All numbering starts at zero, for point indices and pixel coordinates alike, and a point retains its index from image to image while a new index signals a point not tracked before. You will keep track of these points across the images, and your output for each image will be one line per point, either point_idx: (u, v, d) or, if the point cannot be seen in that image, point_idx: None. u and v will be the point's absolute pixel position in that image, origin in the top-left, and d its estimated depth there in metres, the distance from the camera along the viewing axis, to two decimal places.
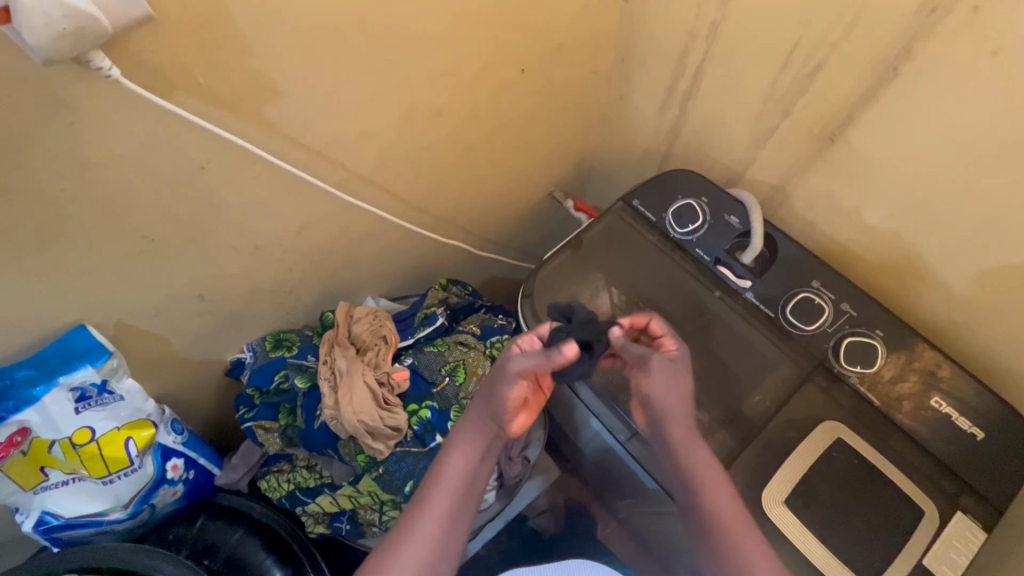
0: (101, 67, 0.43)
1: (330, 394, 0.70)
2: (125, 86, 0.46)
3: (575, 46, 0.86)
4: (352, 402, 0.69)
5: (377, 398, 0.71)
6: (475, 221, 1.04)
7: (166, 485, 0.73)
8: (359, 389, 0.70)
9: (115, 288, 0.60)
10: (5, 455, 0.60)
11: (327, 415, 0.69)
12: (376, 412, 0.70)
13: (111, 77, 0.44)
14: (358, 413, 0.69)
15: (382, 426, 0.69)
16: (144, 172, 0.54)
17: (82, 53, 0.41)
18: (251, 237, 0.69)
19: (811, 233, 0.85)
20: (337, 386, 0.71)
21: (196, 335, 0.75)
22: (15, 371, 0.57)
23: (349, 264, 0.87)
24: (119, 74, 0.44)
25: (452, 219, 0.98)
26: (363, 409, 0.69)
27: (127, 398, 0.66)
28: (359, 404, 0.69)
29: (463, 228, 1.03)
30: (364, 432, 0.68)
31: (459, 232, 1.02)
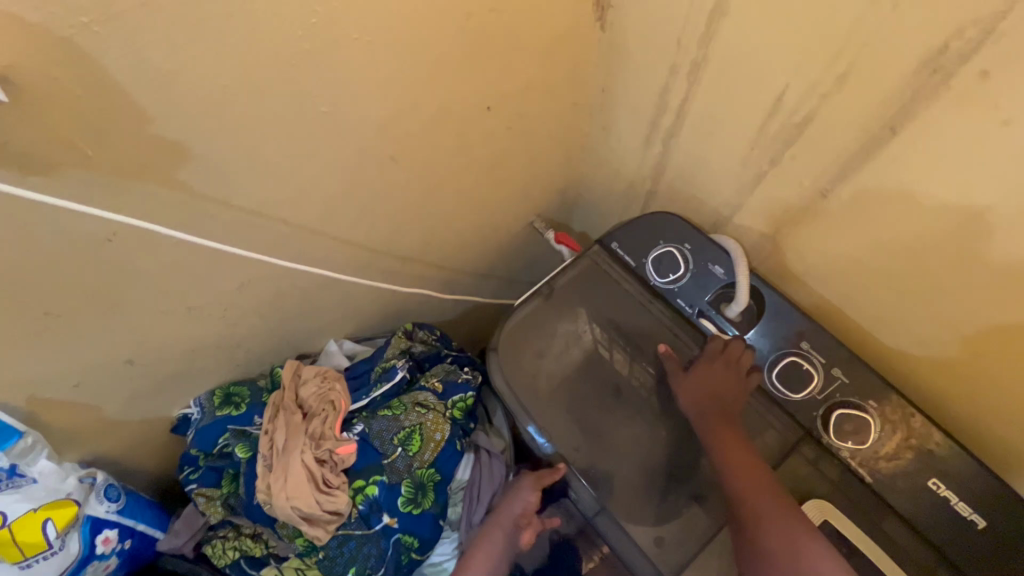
0: None
1: (268, 474, 0.70)
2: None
3: (547, 79, 0.79)
4: (285, 488, 0.68)
5: (314, 482, 0.69)
6: (448, 259, 0.98)
7: (96, 560, 0.69)
8: (291, 472, 0.68)
9: (21, 366, 0.55)
10: None
11: (260, 500, 0.69)
12: (312, 498, 0.68)
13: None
14: (291, 499, 0.68)
15: (319, 512, 0.68)
16: (36, 250, 0.48)
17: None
18: (182, 299, 0.63)
19: (803, 286, 0.78)
20: (274, 466, 0.70)
21: (129, 400, 0.69)
22: None
23: (303, 314, 0.81)
24: None
25: (421, 259, 0.92)
26: (296, 494, 0.68)
27: (41, 479, 0.63)
28: (292, 490, 0.68)
29: (434, 267, 0.96)
30: (298, 519, 0.67)
31: (430, 271, 0.96)
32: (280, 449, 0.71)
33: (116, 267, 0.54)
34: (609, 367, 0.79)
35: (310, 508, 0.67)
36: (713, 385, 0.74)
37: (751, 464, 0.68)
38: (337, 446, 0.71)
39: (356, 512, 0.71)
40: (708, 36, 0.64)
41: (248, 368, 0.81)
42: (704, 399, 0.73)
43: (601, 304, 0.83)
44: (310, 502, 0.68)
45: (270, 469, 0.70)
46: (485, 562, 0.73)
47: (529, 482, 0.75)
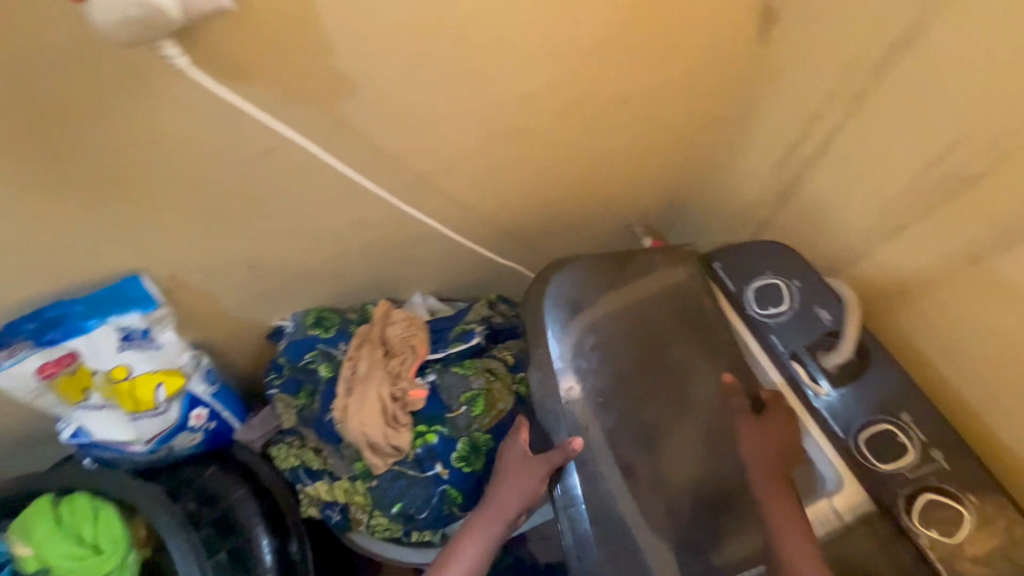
0: (167, 55, 0.42)
1: (345, 397, 0.75)
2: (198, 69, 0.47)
3: (691, 85, 0.77)
4: (360, 413, 0.73)
5: (386, 415, 0.74)
6: (543, 242, 0.99)
7: (187, 431, 0.77)
8: (369, 402, 0.74)
9: (173, 246, 0.63)
10: (51, 374, 0.64)
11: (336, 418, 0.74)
12: (382, 429, 0.73)
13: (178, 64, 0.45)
14: (363, 425, 0.73)
15: (384, 443, 0.73)
16: (212, 146, 0.54)
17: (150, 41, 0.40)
18: (308, 222, 0.69)
19: (919, 356, 0.72)
20: (353, 391, 0.75)
21: (243, 300, 0.77)
22: (70, 306, 0.62)
23: (402, 262, 0.86)
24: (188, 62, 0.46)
25: (519, 237, 0.93)
26: (369, 422, 0.73)
27: (164, 347, 0.71)
28: (366, 418, 0.73)
29: (529, 249, 0.98)
30: (366, 444, 0.73)
31: (524, 251, 0.98)
32: (359, 377, 0.75)
33: (267, 177, 0.60)
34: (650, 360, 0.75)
35: (378, 439, 0.73)
36: (777, 442, 0.71)
37: (797, 523, 0.65)
38: (410, 388, 0.75)
39: (413, 455, 0.74)
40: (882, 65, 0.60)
41: (343, 299, 0.87)
42: (761, 450, 0.71)
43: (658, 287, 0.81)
44: (379, 433, 0.73)
45: (347, 393, 0.75)
46: (481, 538, 0.69)
47: (539, 462, 0.68)
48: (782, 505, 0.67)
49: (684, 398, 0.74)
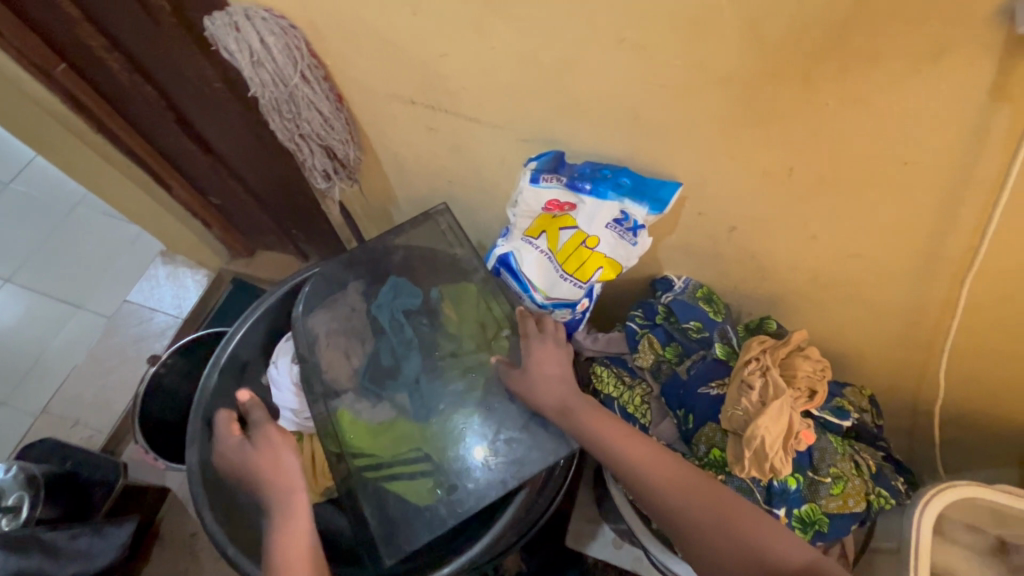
0: None
1: (748, 400, 0.69)
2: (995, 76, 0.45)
3: None
4: (761, 416, 0.67)
5: (781, 434, 0.67)
6: (946, 398, 0.84)
7: (570, 311, 0.81)
8: (772, 412, 0.67)
9: (718, 178, 0.67)
10: (551, 210, 0.76)
11: (731, 404, 0.71)
12: (775, 445, 0.67)
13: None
14: (764, 427, 0.66)
15: (768, 458, 0.67)
16: (873, 132, 0.54)
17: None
18: (822, 229, 0.67)
19: None
20: (753, 391, 0.70)
21: (684, 244, 0.81)
22: (618, 174, 0.70)
23: (819, 310, 0.81)
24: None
25: (936, 379, 0.80)
26: (769, 430, 0.66)
27: (636, 247, 0.74)
28: (771, 426, 0.66)
29: (922, 387, 0.84)
30: (753, 447, 0.66)
31: (916, 387, 0.84)
32: (767, 391, 0.70)
33: (862, 179, 0.59)
34: (415, 253, 0.84)
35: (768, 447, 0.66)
36: (552, 365, 0.73)
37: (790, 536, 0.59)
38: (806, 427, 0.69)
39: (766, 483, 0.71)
40: None
41: (733, 296, 0.86)
42: (675, 475, 0.64)
43: (434, 276, 0.82)
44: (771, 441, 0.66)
45: (755, 397, 0.69)
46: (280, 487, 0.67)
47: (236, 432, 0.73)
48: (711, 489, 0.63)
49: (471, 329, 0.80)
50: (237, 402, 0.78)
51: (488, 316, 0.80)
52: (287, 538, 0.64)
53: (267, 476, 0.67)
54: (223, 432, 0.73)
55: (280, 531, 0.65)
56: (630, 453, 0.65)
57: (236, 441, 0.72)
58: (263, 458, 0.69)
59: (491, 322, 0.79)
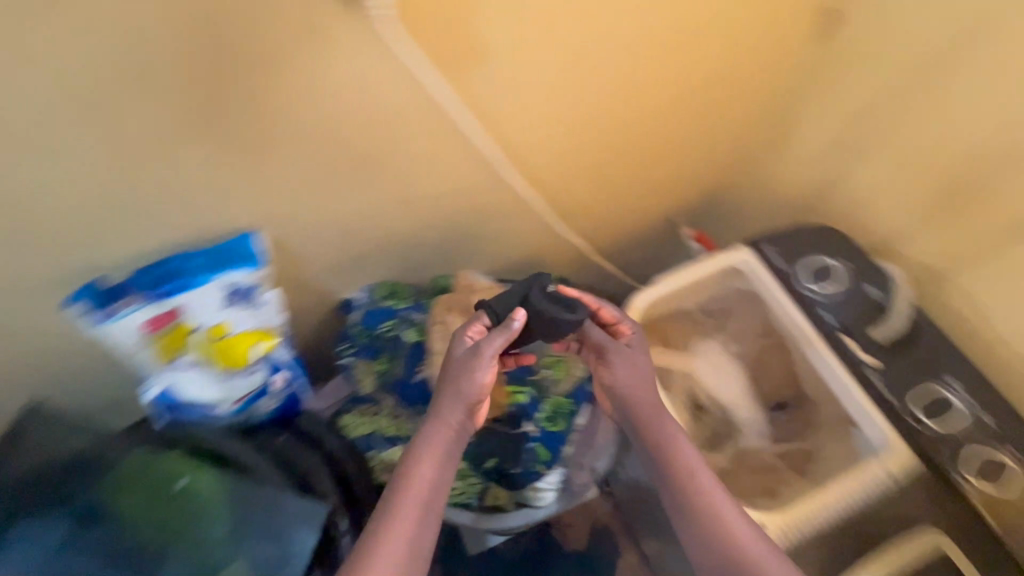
0: None
1: (445, 360, 0.78)
2: None
3: (756, 81, 0.84)
4: None
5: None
6: (602, 236, 1.01)
7: (268, 395, 0.79)
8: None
9: (288, 203, 0.65)
10: (155, 329, 0.66)
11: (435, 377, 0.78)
12: None
13: None
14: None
15: None
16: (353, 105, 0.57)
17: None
18: (409, 188, 0.72)
19: (960, 329, 0.79)
20: (447, 353, 0.78)
21: (329, 264, 0.79)
22: (189, 259, 0.64)
23: (474, 240, 0.88)
24: None
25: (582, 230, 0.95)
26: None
27: (266, 307, 0.71)
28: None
29: (583, 243, 1.00)
30: None
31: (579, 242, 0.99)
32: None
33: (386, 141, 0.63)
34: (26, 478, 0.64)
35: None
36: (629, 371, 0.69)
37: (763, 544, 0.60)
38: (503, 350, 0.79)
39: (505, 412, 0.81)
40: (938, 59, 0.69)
41: (409, 273, 0.89)
42: (705, 480, 0.64)
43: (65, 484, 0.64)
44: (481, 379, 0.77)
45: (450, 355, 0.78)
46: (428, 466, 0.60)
47: (459, 409, 0.62)
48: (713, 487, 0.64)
49: (148, 498, 0.63)
50: (459, 332, 0.64)
51: (157, 470, 0.65)
52: (382, 559, 0.55)
53: (409, 464, 0.61)
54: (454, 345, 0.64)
55: (370, 548, 0.55)
56: (697, 474, 0.64)
57: (463, 354, 0.62)
58: (478, 383, 0.62)
59: (165, 472, 0.65)
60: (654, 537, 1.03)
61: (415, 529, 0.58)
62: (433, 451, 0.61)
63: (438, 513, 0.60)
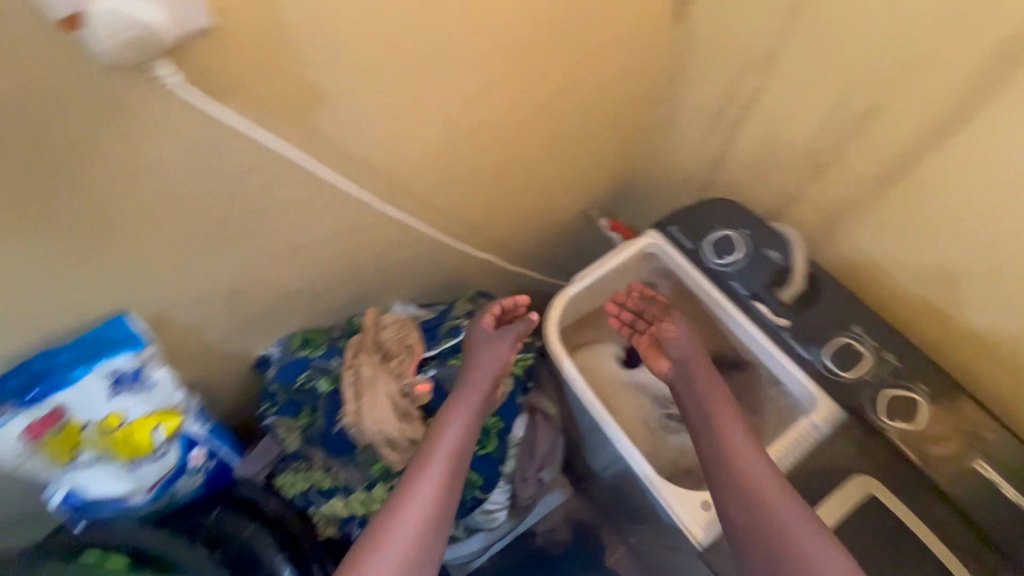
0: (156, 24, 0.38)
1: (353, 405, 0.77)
2: (183, 95, 0.47)
3: (627, 70, 0.85)
4: (372, 413, 0.77)
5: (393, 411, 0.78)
6: (516, 241, 1.01)
7: (188, 472, 0.76)
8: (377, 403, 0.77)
9: (156, 280, 0.62)
10: (40, 433, 0.62)
11: (348, 422, 0.76)
12: (397, 424, 0.77)
13: (172, 85, 0.45)
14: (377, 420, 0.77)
15: (402, 438, 0.78)
16: (193, 171, 0.55)
17: (144, 61, 0.42)
18: (290, 238, 0.69)
19: (860, 276, 0.81)
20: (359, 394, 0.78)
21: (228, 328, 0.76)
22: (57, 355, 0.60)
23: (381, 272, 0.86)
24: (179, 83, 0.46)
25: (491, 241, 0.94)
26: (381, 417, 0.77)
27: (159, 386, 0.69)
28: (380, 415, 0.76)
29: (498, 253, 0.99)
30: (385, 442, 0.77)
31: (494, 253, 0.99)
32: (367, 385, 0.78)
33: (244, 199, 0.60)
34: None
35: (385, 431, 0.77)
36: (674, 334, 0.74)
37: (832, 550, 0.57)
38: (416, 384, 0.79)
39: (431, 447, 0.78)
40: (788, 28, 0.69)
41: (321, 319, 0.86)
42: (733, 438, 0.66)
43: None
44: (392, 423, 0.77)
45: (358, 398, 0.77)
46: (450, 443, 0.66)
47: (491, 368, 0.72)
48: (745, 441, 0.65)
49: None
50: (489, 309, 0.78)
51: None
52: (411, 499, 0.61)
53: (441, 424, 0.68)
54: (482, 326, 0.75)
55: (403, 491, 0.62)
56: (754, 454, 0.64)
57: (488, 331, 0.75)
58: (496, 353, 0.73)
59: None
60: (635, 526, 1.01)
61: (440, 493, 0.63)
62: (463, 414, 0.68)
63: (462, 465, 0.66)
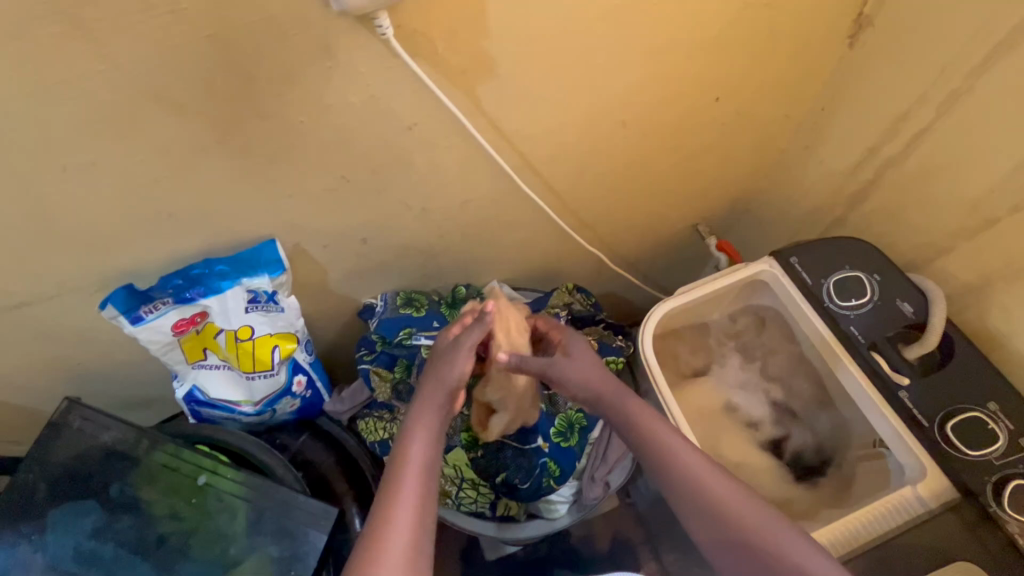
0: None
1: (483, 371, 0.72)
2: (389, 46, 0.51)
3: (781, 86, 0.81)
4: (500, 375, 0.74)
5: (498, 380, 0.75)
6: (621, 243, 1.00)
7: (289, 396, 0.81)
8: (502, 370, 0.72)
9: (303, 215, 0.67)
10: (186, 329, 0.71)
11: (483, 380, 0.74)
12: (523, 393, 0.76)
13: (384, 37, 0.49)
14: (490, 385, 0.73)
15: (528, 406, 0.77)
16: (364, 120, 0.58)
17: (370, 12, 0.46)
18: (422, 198, 0.72)
19: (1006, 352, 0.73)
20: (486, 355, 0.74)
21: (346, 273, 0.81)
22: (214, 264, 0.67)
23: (492, 248, 0.88)
24: (390, 35, 0.50)
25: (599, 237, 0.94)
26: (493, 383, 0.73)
27: (286, 311, 0.74)
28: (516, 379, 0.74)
29: (602, 250, 0.99)
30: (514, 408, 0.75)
31: (598, 250, 0.98)
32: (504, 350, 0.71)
33: (396, 153, 0.64)
34: (77, 451, 0.67)
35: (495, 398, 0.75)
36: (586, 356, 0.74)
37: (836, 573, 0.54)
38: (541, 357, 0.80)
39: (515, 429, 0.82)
40: (985, 66, 0.64)
41: (426, 282, 0.90)
42: (699, 472, 0.62)
43: (116, 462, 0.67)
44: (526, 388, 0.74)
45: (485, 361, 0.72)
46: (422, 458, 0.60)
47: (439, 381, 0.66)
48: (699, 459, 0.63)
49: (182, 485, 0.66)
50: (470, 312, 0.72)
51: (193, 459, 0.67)
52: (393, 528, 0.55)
53: (400, 450, 0.61)
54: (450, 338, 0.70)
55: (378, 520, 0.56)
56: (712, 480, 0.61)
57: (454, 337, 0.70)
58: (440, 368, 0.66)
59: (200, 461, 0.67)
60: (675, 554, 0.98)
61: (420, 512, 0.57)
62: (425, 428, 0.63)
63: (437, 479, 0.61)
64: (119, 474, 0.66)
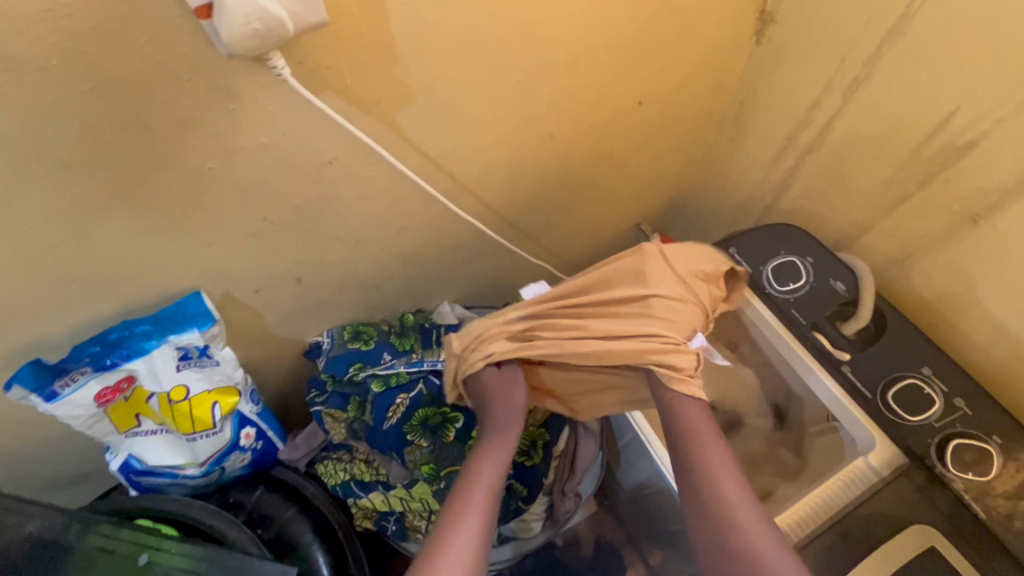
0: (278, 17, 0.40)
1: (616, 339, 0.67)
2: (292, 85, 0.50)
3: (699, 83, 0.83)
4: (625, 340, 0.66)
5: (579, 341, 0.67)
6: (565, 249, 1.00)
7: (237, 451, 0.77)
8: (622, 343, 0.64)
9: (229, 262, 0.64)
10: (111, 398, 0.66)
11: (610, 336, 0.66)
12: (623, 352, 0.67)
13: (282, 76, 0.48)
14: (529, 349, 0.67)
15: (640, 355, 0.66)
16: (280, 161, 0.56)
17: (263, 52, 0.44)
18: (355, 230, 0.70)
19: (933, 318, 0.77)
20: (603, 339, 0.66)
21: (285, 315, 0.77)
22: (134, 325, 0.63)
23: (436, 270, 0.86)
24: (289, 74, 0.48)
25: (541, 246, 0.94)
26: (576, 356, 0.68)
27: (222, 364, 0.71)
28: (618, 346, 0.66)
29: (546, 259, 0.99)
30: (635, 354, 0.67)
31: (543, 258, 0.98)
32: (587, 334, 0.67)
33: (319, 187, 0.62)
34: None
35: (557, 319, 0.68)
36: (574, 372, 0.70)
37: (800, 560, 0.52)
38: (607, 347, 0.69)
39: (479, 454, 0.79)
40: (880, 54, 0.67)
41: (372, 312, 0.87)
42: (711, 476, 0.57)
43: (47, 553, 0.60)
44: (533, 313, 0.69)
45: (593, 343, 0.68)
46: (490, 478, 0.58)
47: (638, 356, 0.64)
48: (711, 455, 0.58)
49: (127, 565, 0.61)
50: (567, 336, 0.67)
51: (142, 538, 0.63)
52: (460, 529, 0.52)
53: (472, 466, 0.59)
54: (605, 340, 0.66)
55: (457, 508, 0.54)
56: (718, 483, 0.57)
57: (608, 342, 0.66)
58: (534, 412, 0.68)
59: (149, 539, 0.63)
60: (654, 548, 0.98)
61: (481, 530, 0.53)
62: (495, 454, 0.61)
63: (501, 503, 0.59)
64: (48, 565, 0.59)
